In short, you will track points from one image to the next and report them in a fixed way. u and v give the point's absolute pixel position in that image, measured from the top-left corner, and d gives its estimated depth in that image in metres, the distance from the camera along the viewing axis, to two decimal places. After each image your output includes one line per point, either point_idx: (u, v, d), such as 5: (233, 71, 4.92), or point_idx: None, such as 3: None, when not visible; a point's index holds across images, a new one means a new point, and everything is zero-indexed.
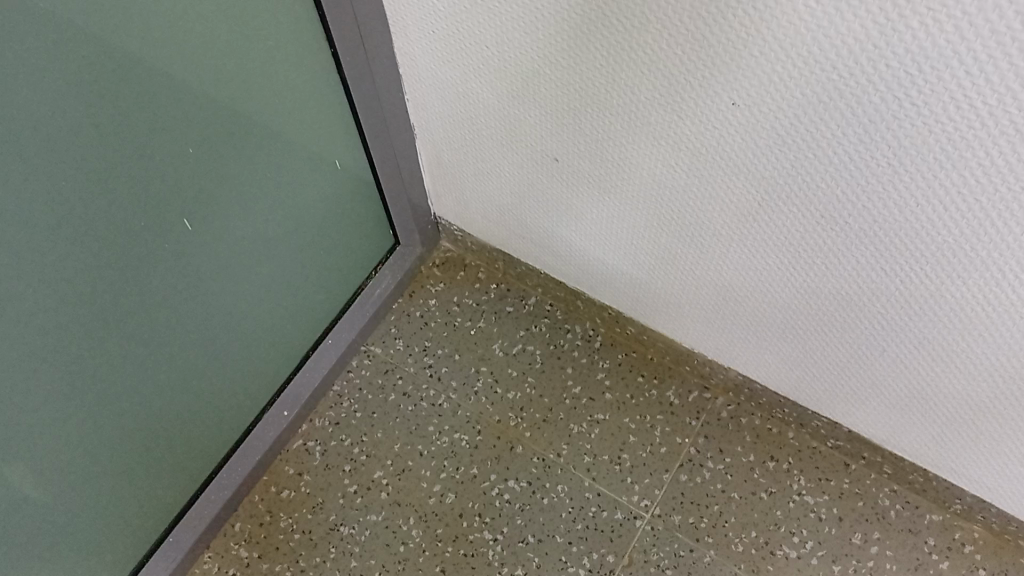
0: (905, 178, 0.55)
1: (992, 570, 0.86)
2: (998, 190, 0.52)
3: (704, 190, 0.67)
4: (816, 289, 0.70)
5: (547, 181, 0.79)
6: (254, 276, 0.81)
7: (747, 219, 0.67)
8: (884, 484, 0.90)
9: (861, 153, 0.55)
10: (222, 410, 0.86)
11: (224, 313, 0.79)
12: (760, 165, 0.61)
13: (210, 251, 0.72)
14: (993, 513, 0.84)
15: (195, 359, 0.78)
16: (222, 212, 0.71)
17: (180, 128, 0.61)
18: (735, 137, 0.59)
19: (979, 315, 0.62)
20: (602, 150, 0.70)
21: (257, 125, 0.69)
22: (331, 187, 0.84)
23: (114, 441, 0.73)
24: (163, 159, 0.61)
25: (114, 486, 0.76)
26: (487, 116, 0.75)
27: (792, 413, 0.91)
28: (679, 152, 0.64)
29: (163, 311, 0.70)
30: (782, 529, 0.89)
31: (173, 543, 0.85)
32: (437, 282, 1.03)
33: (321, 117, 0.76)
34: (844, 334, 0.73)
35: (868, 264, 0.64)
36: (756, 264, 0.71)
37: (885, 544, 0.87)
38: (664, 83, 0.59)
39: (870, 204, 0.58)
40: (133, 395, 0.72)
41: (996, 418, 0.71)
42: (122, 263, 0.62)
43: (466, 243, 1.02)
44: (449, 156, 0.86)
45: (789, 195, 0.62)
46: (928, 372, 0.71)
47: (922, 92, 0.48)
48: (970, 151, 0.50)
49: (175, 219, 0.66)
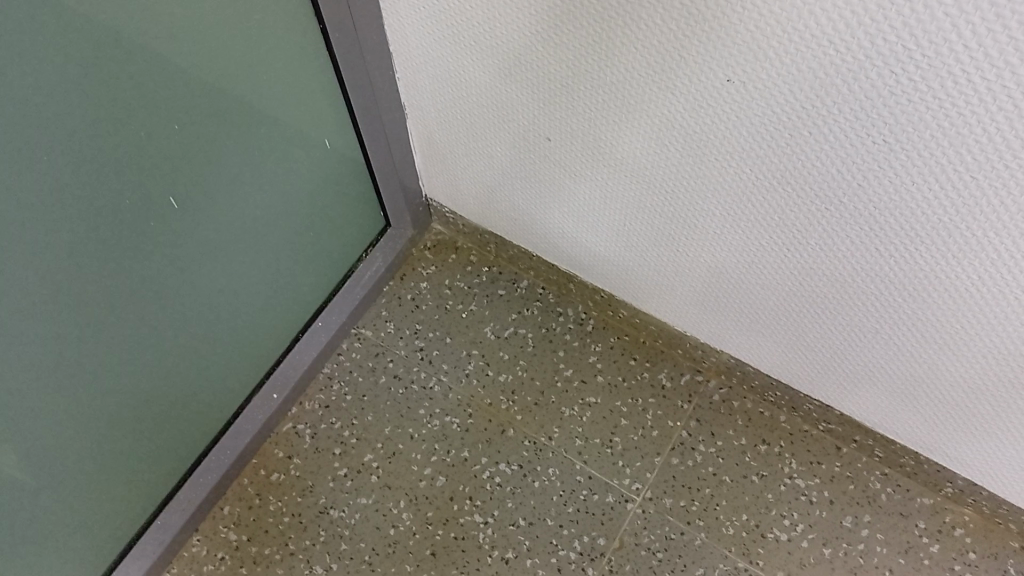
0: (900, 156, 0.54)
1: (982, 554, 0.86)
2: (995, 167, 0.51)
3: (698, 169, 0.66)
4: (809, 270, 0.69)
5: (539, 161, 0.78)
6: (242, 257, 0.80)
7: (741, 199, 0.66)
8: (875, 467, 0.90)
9: (857, 130, 0.54)
10: (210, 391, 0.85)
11: (212, 295, 0.78)
12: (753, 144, 0.60)
13: (198, 230, 0.71)
14: (983, 496, 0.84)
15: (183, 340, 0.77)
16: (210, 192, 0.70)
17: (166, 103, 0.60)
18: (729, 115, 0.59)
19: (973, 296, 0.62)
20: (595, 128, 0.69)
21: (245, 103, 0.68)
22: (320, 167, 0.83)
23: (102, 422, 0.72)
24: (151, 137, 0.60)
25: (101, 468, 0.76)
26: (478, 95, 0.74)
27: (785, 396, 0.90)
28: (673, 130, 0.63)
29: (150, 292, 0.69)
30: (773, 512, 0.88)
31: (162, 526, 0.85)
32: (428, 265, 1.02)
33: (311, 95, 0.75)
34: (838, 316, 0.72)
35: (861, 244, 0.63)
36: (748, 245, 0.71)
37: (876, 528, 0.88)
38: (656, 58, 0.58)
39: (865, 183, 0.58)
40: (120, 376, 0.72)
41: (988, 400, 0.71)
42: (107, 242, 0.61)
43: (457, 225, 1.01)
44: (441, 137, 0.85)
45: (781, 175, 0.61)
46: (921, 355, 0.71)
47: (919, 66, 0.47)
48: (967, 127, 0.49)
49: (162, 198, 0.65)
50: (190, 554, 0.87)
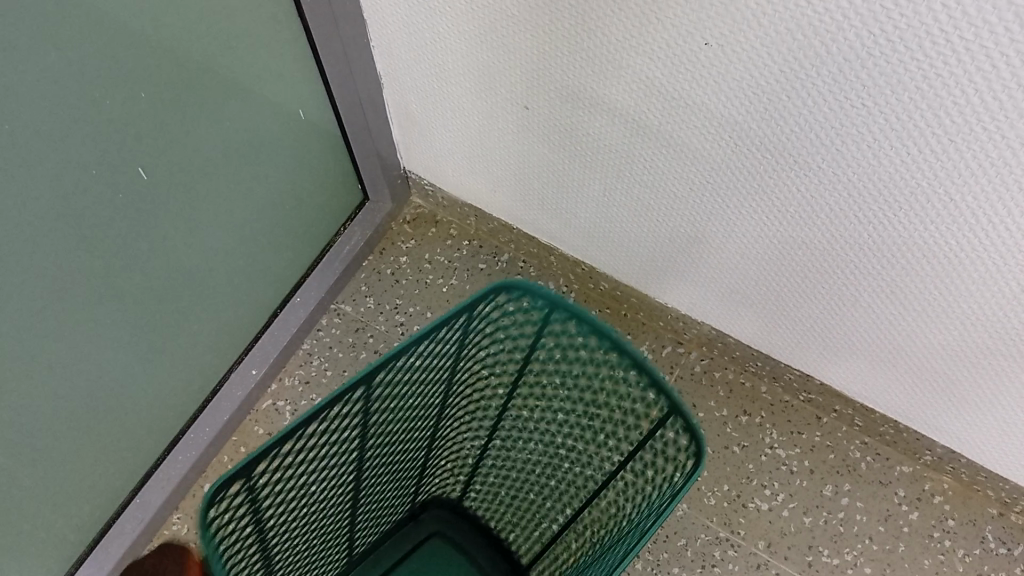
0: (879, 120, 0.53)
1: (961, 520, 0.87)
2: (973, 130, 0.50)
3: (676, 136, 0.65)
4: (790, 238, 0.69)
5: (517, 131, 0.77)
6: (218, 231, 0.78)
7: (719, 167, 0.65)
8: (855, 437, 0.91)
9: (835, 95, 0.53)
10: (187, 368, 0.84)
11: (189, 269, 0.77)
12: (733, 110, 0.59)
13: (171, 203, 0.70)
14: (961, 464, 0.85)
15: (158, 315, 0.76)
16: (184, 162, 0.68)
17: (135, 72, 0.58)
18: (707, 79, 0.58)
19: (953, 262, 0.61)
20: (572, 96, 0.68)
21: (217, 71, 0.66)
22: (294, 139, 0.82)
23: (77, 400, 0.71)
24: (122, 108, 0.58)
25: (78, 447, 0.74)
26: (455, 63, 0.73)
27: (765, 366, 0.90)
28: (651, 97, 0.63)
29: (123, 267, 0.68)
30: (754, 482, 0.89)
31: (141, 503, 0.84)
32: (408, 240, 1.01)
33: (282, 65, 0.73)
34: (818, 284, 0.72)
35: (841, 211, 0.63)
36: (728, 214, 0.70)
37: (856, 495, 0.88)
38: (634, 23, 0.57)
39: (845, 148, 0.57)
40: (95, 353, 0.70)
41: (966, 366, 0.71)
42: (78, 215, 0.60)
43: (437, 198, 1.00)
44: (418, 107, 0.83)
45: (760, 141, 0.61)
46: (900, 322, 0.71)
47: (898, 27, 0.47)
48: (945, 90, 0.49)
49: (133, 170, 0.63)
50: (171, 532, 0.86)
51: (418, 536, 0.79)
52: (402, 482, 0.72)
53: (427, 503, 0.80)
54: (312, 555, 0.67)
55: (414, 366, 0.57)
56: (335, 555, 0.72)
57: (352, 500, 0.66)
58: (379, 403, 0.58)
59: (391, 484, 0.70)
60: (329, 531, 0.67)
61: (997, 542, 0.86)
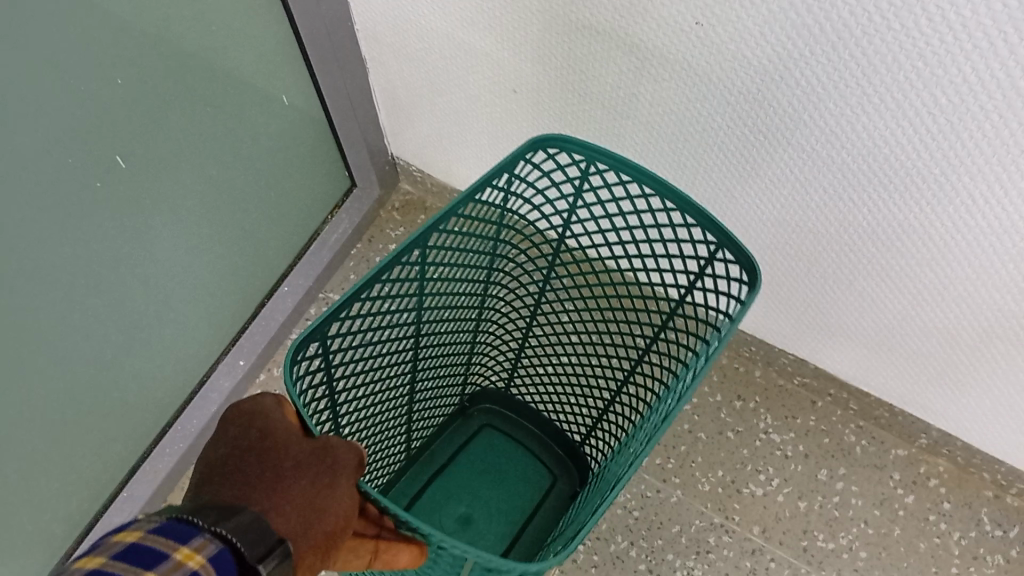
0: (873, 98, 0.52)
1: (957, 504, 0.87)
2: (971, 109, 0.49)
3: (669, 118, 0.64)
4: (785, 221, 0.68)
5: (507, 114, 0.76)
6: (202, 218, 0.77)
7: (712, 148, 0.64)
8: (850, 420, 0.90)
9: (828, 73, 0.52)
10: (171, 359, 0.83)
11: (172, 258, 0.75)
12: (724, 90, 0.58)
13: (151, 190, 0.68)
14: (957, 446, 0.85)
15: (141, 305, 0.75)
16: (163, 147, 0.66)
17: (110, 57, 0.56)
18: (699, 58, 0.56)
19: (949, 244, 0.60)
20: (563, 78, 0.66)
21: (196, 57, 0.64)
22: (278, 125, 0.80)
23: (61, 394, 0.70)
24: (96, 93, 0.57)
25: (62, 441, 0.73)
26: (440, 44, 0.71)
27: (760, 351, 0.90)
28: (641, 78, 0.61)
29: (103, 256, 0.66)
30: (748, 467, 0.88)
31: (128, 498, 0.82)
32: (397, 227, 0.99)
33: (263, 50, 0.72)
34: (814, 266, 0.71)
35: (837, 192, 0.61)
36: (724, 197, 0.69)
37: (850, 480, 0.88)
38: (624, 3, 0.55)
39: (838, 127, 0.56)
40: (77, 345, 0.69)
41: (963, 350, 0.70)
42: (54, 205, 0.58)
43: (425, 184, 0.99)
44: (405, 91, 0.82)
45: (751, 121, 0.59)
46: (897, 305, 0.70)
47: (892, 3, 0.45)
48: (942, 68, 0.48)
49: (109, 157, 0.61)
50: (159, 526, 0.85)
51: (468, 430, 0.81)
52: (451, 374, 0.76)
53: (475, 397, 0.82)
54: (377, 431, 0.70)
55: (460, 229, 0.61)
56: (394, 447, 0.75)
57: (410, 375, 0.69)
58: (433, 266, 0.62)
59: (442, 372, 0.74)
60: (391, 410, 0.70)
61: (994, 525, 0.86)
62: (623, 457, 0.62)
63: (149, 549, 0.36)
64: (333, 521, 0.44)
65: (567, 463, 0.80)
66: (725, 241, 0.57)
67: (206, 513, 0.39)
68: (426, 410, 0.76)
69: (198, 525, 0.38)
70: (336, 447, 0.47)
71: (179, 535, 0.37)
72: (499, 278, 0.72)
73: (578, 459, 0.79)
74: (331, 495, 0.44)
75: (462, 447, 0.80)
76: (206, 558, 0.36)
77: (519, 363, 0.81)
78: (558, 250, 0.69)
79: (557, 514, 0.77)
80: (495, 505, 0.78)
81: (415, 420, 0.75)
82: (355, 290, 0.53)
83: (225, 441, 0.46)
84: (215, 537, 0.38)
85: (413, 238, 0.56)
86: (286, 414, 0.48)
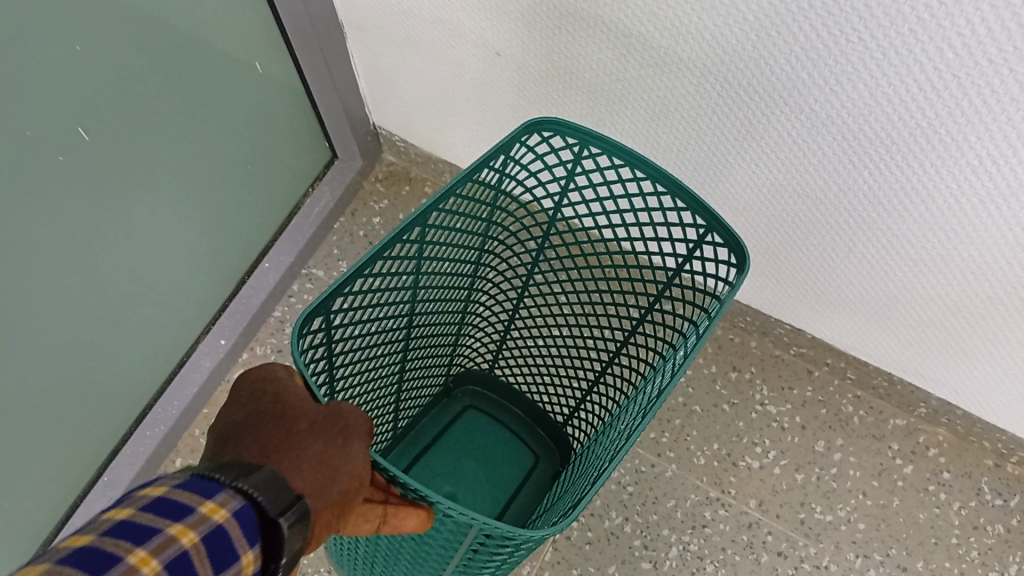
0: (877, 54, 0.49)
1: (956, 473, 0.85)
2: (978, 64, 0.47)
3: (660, 81, 0.61)
4: (782, 186, 0.65)
5: (490, 78, 0.72)
6: (176, 192, 0.74)
7: (705, 111, 0.61)
8: (847, 390, 0.89)
9: (829, 28, 0.49)
10: (148, 339, 0.80)
11: (145, 234, 0.72)
12: (719, 49, 0.55)
13: (118, 163, 0.65)
14: (958, 415, 0.83)
15: (113, 283, 0.72)
16: (131, 118, 0.63)
17: (69, 21, 0.53)
18: (691, 14, 0.53)
19: (953, 208, 0.58)
20: (548, 40, 0.63)
21: (163, 22, 0.61)
22: (253, 94, 0.77)
23: (34, 377, 0.67)
24: (56, 60, 0.53)
25: (37, 427, 0.70)
26: (419, 8, 0.68)
27: (755, 321, 0.88)
28: (630, 39, 0.58)
29: (71, 233, 0.63)
30: (745, 440, 0.86)
31: (109, 483, 0.80)
32: (381, 199, 0.96)
33: (235, 15, 0.68)
34: (813, 234, 0.69)
35: (837, 157, 0.59)
36: (719, 163, 0.66)
37: (849, 451, 0.86)
38: None
39: (839, 88, 0.53)
40: (47, 327, 0.66)
41: (964, 318, 0.69)
42: (16, 180, 0.55)
43: (410, 155, 0.96)
44: (385, 58, 0.79)
45: (748, 84, 0.56)
46: (897, 272, 0.68)
47: None
48: (949, 20, 0.45)
49: (72, 129, 0.58)
50: None
51: (452, 412, 0.79)
52: (438, 352, 0.74)
53: (459, 378, 0.80)
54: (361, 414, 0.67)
55: (456, 210, 0.59)
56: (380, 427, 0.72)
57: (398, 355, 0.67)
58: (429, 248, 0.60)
59: (430, 351, 0.72)
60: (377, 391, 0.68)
61: (994, 494, 0.85)
62: (611, 437, 0.60)
63: (174, 502, 0.34)
64: (342, 486, 0.41)
65: (548, 445, 0.78)
66: (715, 223, 0.55)
67: (227, 470, 0.37)
68: (413, 389, 0.74)
69: (220, 481, 0.36)
70: (348, 412, 0.44)
71: (204, 490, 0.35)
72: (488, 258, 0.69)
73: (561, 439, 0.78)
74: (339, 461, 0.42)
75: (446, 429, 0.78)
76: (230, 512, 0.34)
77: (505, 342, 0.78)
78: (547, 232, 0.67)
79: (540, 494, 0.76)
80: (480, 486, 0.76)
81: (401, 400, 0.73)
82: (358, 267, 0.51)
83: (235, 406, 0.43)
84: (237, 492, 0.36)
85: (412, 217, 0.53)
86: (296, 381, 0.45)
